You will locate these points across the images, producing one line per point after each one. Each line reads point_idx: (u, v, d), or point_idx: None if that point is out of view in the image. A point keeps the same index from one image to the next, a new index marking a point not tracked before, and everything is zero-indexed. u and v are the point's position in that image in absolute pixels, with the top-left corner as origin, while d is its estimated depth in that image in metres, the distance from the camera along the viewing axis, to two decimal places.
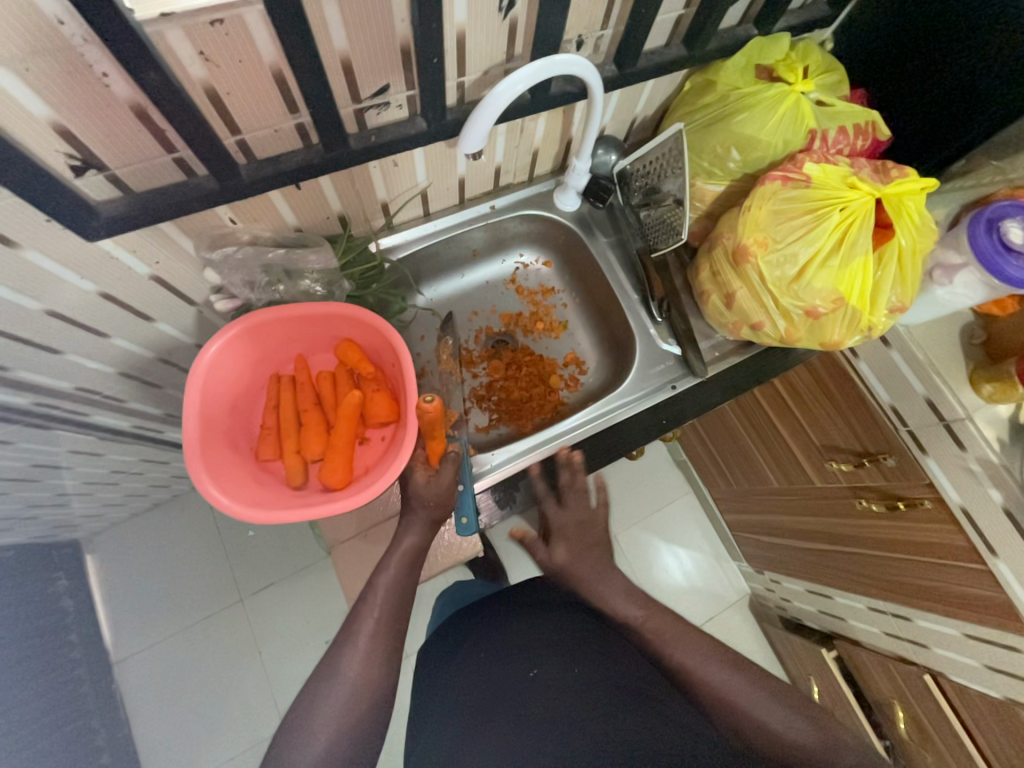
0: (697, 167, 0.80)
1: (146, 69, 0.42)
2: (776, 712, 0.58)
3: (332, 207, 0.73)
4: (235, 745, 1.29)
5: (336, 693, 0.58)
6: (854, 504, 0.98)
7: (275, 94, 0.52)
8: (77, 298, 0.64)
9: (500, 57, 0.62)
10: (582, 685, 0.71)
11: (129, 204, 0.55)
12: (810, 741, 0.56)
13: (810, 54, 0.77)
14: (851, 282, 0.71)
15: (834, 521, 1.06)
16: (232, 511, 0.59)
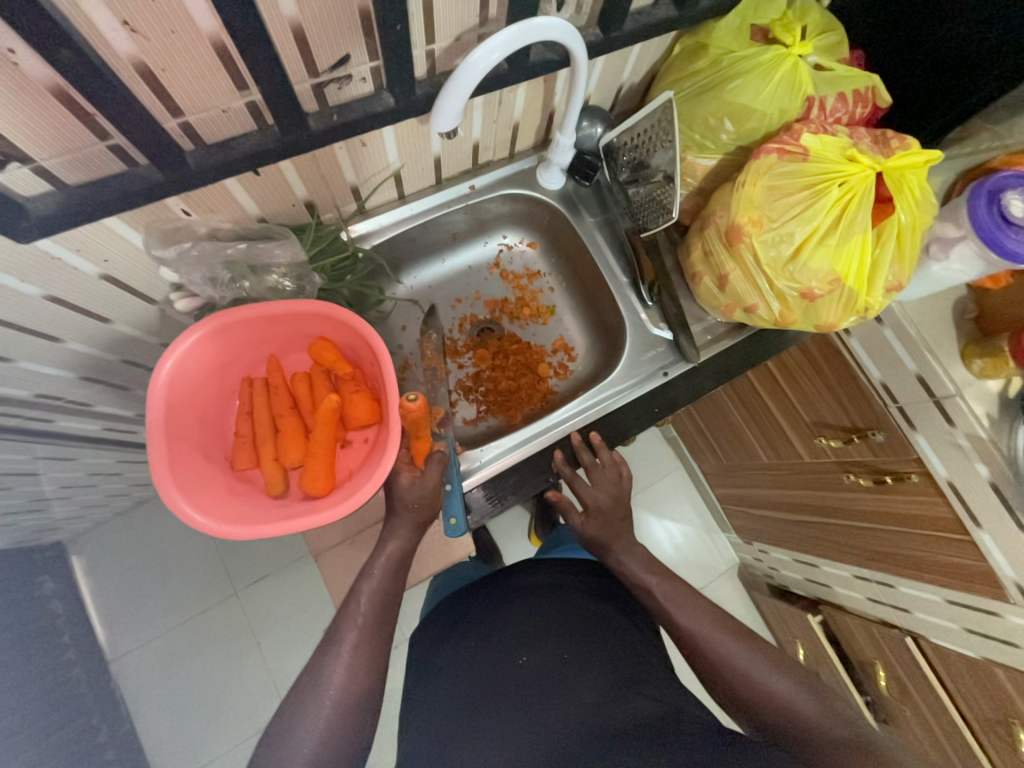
0: (688, 140, 0.76)
1: (59, 46, 0.36)
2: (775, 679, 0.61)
3: (296, 194, 0.67)
4: (240, 733, 1.31)
5: (321, 705, 0.57)
6: (842, 479, 0.98)
7: (218, 69, 0.46)
8: (20, 303, 0.59)
9: (474, 21, 0.56)
10: (573, 671, 0.68)
11: (63, 200, 0.49)
12: (809, 710, 0.59)
13: (809, 11, 0.71)
14: (848, 262, 0.68)
15: (822, 496, 1.06)
16: (209, 528, 0.56)
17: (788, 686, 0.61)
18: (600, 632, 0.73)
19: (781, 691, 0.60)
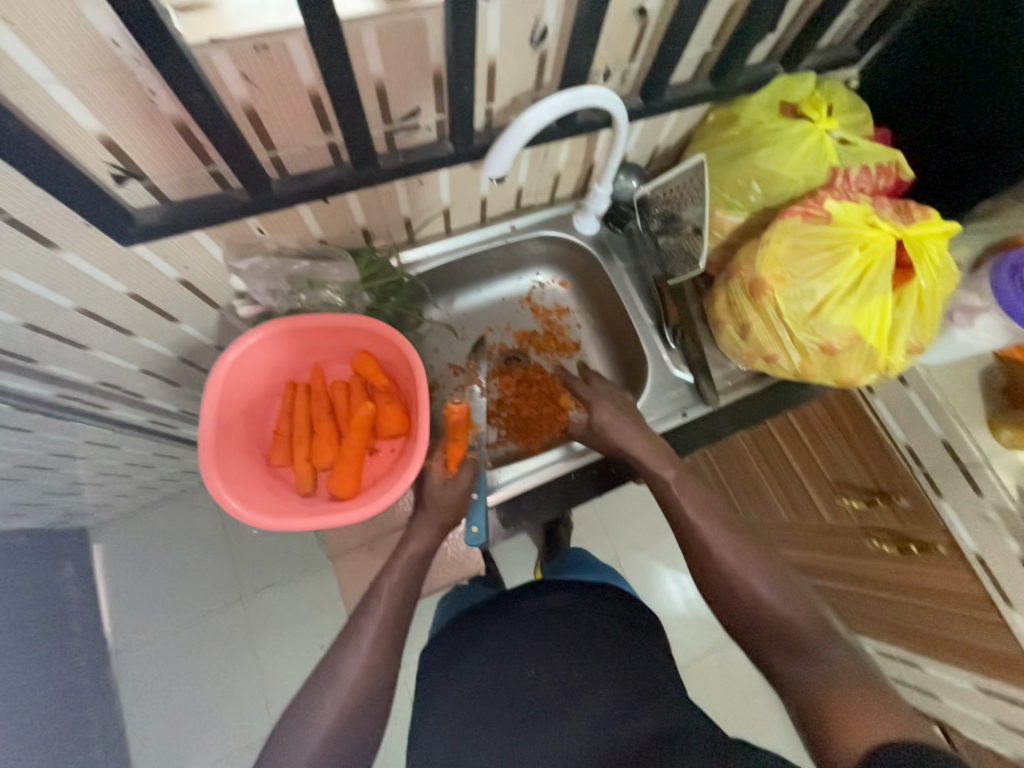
0: (718, 198, 0.81)
1: (191, 92, 0.44)
2: (767, 589, 0.64)
3: (356, 220, 0.74)
4: (226, 744, 1.30)
5: (332, 696, 0.58)
6: (865, 544, 0.93)
7: (311, 114, 0.55)
8: (108, 296, 0.67)
9: (529, 86, 0.64)
10: (582, 695, 0.67)
11: (164, 213, 0.57)
12: (800, 622, 0.62)
13: (836, 92, 0.78)
14: (869, 321, 0.70)
15: (841, 558, 1.02)
16: (242, 515, 0.60)
17: (798, 615, 0.62)
18: (616, 657, 0.71)
19: (784, 607, 0.63)
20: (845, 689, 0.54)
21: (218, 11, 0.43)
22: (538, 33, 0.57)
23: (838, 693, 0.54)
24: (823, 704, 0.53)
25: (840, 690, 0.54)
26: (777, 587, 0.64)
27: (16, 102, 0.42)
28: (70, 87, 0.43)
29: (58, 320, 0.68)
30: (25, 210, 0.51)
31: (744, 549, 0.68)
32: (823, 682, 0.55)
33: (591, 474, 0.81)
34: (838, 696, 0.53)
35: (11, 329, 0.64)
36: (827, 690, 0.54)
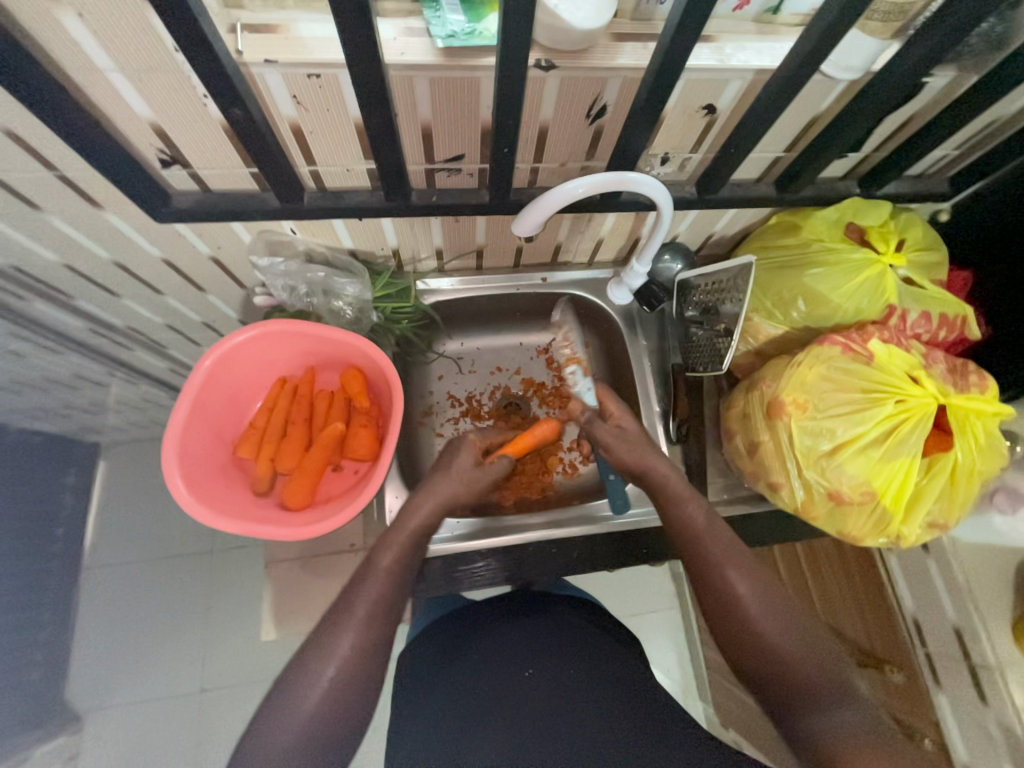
0: (758, 304, 0.76)
1: (233, 108, 0.46)
2: (786, 637, 0.59)
3: (388, 241, 0.75)
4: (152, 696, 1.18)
5: (320, 678, 0.54)
6: None
7: (354, 141, 0.56)
8: (143, 257, 0.71)
9: (580, 156, 0.63)
10: (583, 713, 0.66)
11: (201, 200, 0.60)
12: (813, 674, 0.57)
13: (912, 226, 0.72)
14: (888, 480, 0.63)
15: None
16: (185, 502, 0.59)
17: (809, 666, 0.58)
18: (612, 675, 0.71)
19: (800, 658, 0.58)
20: (857, 751, 0.51)
21: (282, 36, 0.45)
22: (595, 109, 0.56)
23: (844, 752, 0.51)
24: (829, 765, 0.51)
25: (851, 748, 0.51)
26: (786, 631, 0.60)
27: (80, 81, 0.45)
28: (130, 80, 0.45)
29: (95, 267, 0.71)
30: (77, 171, 0.55)
31: (757, 587, 0.63)
32: (825, 737, 0.53)
33: (550, 552, 0.79)
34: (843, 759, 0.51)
35: (51, 266, 0.68)
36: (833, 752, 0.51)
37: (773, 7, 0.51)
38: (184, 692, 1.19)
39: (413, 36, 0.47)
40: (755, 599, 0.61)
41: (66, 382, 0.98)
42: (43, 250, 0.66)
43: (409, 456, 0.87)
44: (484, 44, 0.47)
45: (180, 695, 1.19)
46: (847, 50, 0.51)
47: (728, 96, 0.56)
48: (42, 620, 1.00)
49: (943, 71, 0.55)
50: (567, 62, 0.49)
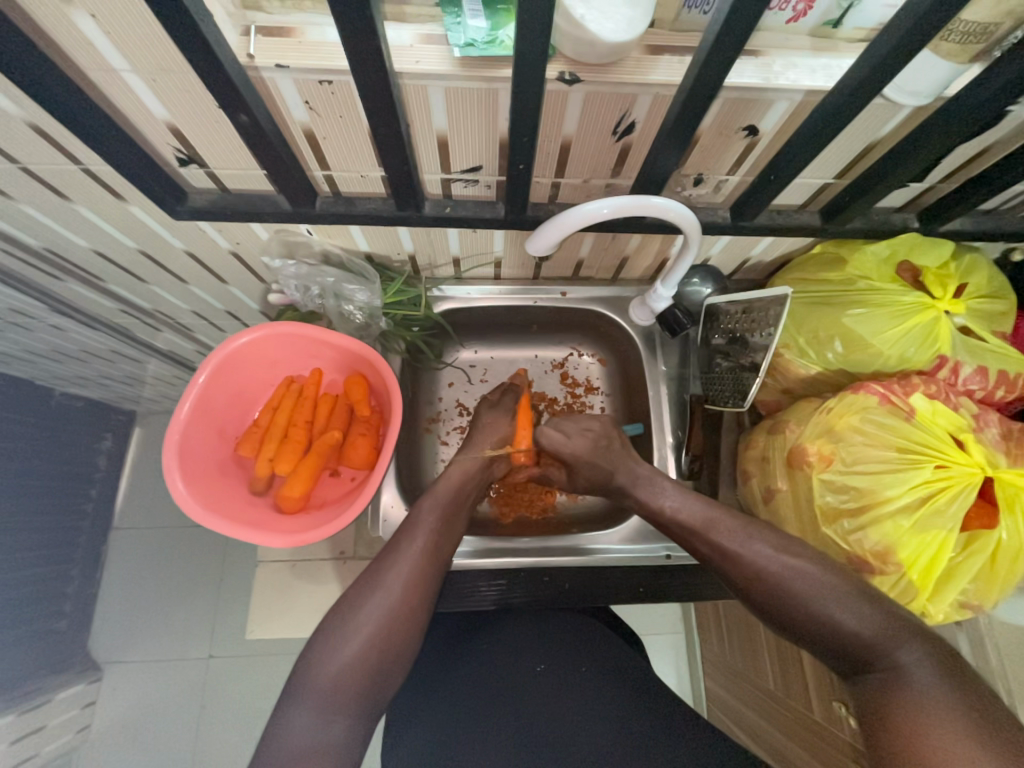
0: (790, 341, 0.70)
1: (239, 113, 0.45)
2: (828, 596, 0.53)
3: (403, 247, 0.74)
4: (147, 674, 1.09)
5: (376, 605, 0.57)
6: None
7: (367, 148, 0.54)
8: (166, 250, 0.72)
9: (604, 173, 0.59)
10: (589, 711, 0.69)
11: (217, 200, 0.60)
12: (865, 631, 0.50)
13: (976, 270, 0.65)
14: (918, 552, 0.57)
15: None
16: (182, 500, 0.61)
17: (871, 628, 0.50)
18: (615, 672, 0.73)
19: (846, 614, 0.51)
20: (938, 722, 0.43)
21: (295, 40, 0.44)
22: (622, 126, 0.52)
23: (920, 725, 0.44)
24: (902, 743, 0.44)
25: (931, 720, 0.44)
26: (842, 594, 0.52)
27: (97, 80, 0.45)
28: (145, 81, 0.45)
29: (122, 255, 0.71)
30: (101, 167, 0.55)
31: (791, 559, 0.56)
32: (898, 709, 0.46)
33: (542, 580, 0.77)
34: (917, 731, 0.44)
35: (81, 251, 0.68)
36: (907, 727, 0.44)
37: (833, 19, 0.44)
38: (192, 657, 1.09)
39: (432, 43, 0.45)
40: (787, 569, 0.55)
41: (102, 356, 0.93)
42: (73, 237, 0.65)
43: (411, 465, 0.86)
44: (503, 54, 0.44)
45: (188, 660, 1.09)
46: (916, 72, 0.45)
47: (773, 118, 0.51)
48: (70, 575, 1.04)
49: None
50: (593, 76, 0.45)
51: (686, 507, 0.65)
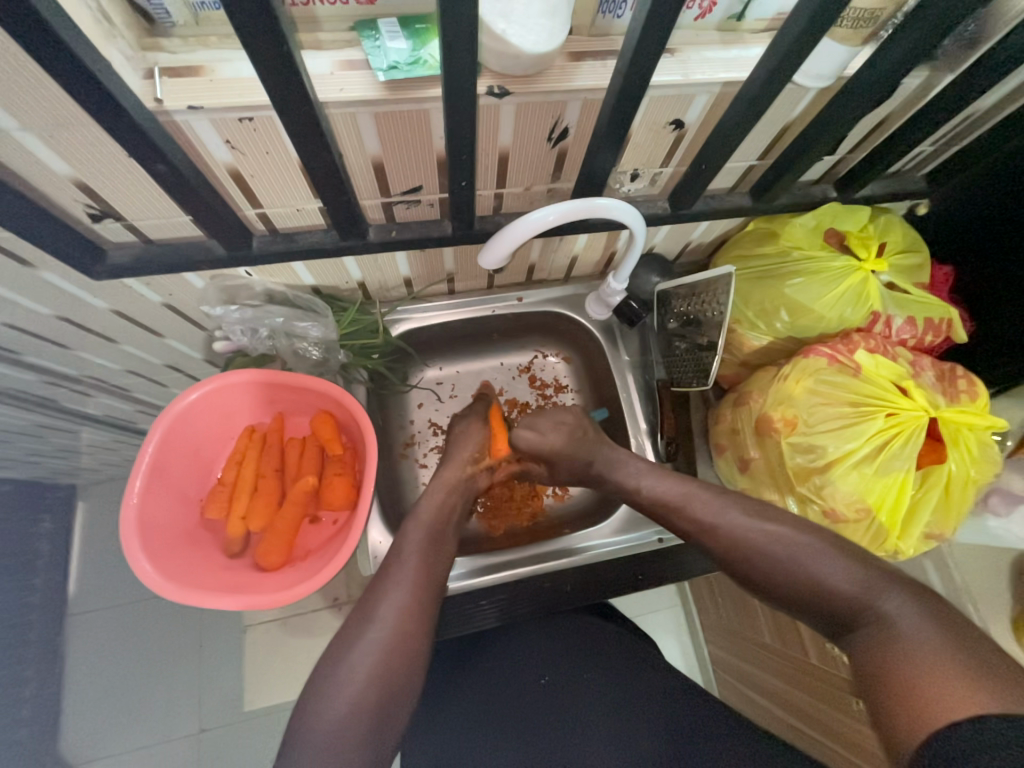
0: (740, 316, 0.74)
1: (155, 161, 0.42)
2: (810, 559, 0.56)
3: (351, 275, 0.71)
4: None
5: (372, 640, 0.54)
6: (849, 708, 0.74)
7: (300, 181, 0.52)
8: (89, 312, 0.66)
9: (545, 177, 0.60)
10: (592, 714, 0.67)
11: (141, 253, 0.56)
12: (845, 585, 0.53)
13: (891, 229, 0.71)
14: (883, 496, 0.62)
15: (828, 713, 0.79)
16: (150, 581, 0.56)
17: (852, 584, 0.52)
18: (618, 667, 0.72)
19: (824, 570, 0.54)
20: (928, 662, 0.44)
21: (206, 79, 0.41)
22: (557, 132, 0.53)
23: (911, 669, 0.45)
24: (898, 688, 0.45)
25: (921, 662, 0.45)
26: (823, 554, 0.55)
27: None
28: (40, 138, 0.41)
29: (38, 324, 0.64)
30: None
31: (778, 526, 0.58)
32: (891, 657, 0.47)
33: (544, 587, 0.77)
34: (910, 675, 0.45)
35: None
36: (901, 672, 0.45)
37: (736, 13, 0.47)
38: (180, 737, 1.01)
39: (353, 68, 0.43)
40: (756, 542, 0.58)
41: (28, 433, 0.83)
42: None
43: (393, 494, 0.83)
44: (429, 74, 0.43)
45: (176, 741, 1.01)
46: (819, 57, 0.48)
47: (696, 110, 0.53)
48: (25, 679, 0.92)
49: (918, 71, 0.53)
50: (522, 88, 0.45)
51: (670, 487, 0.67)
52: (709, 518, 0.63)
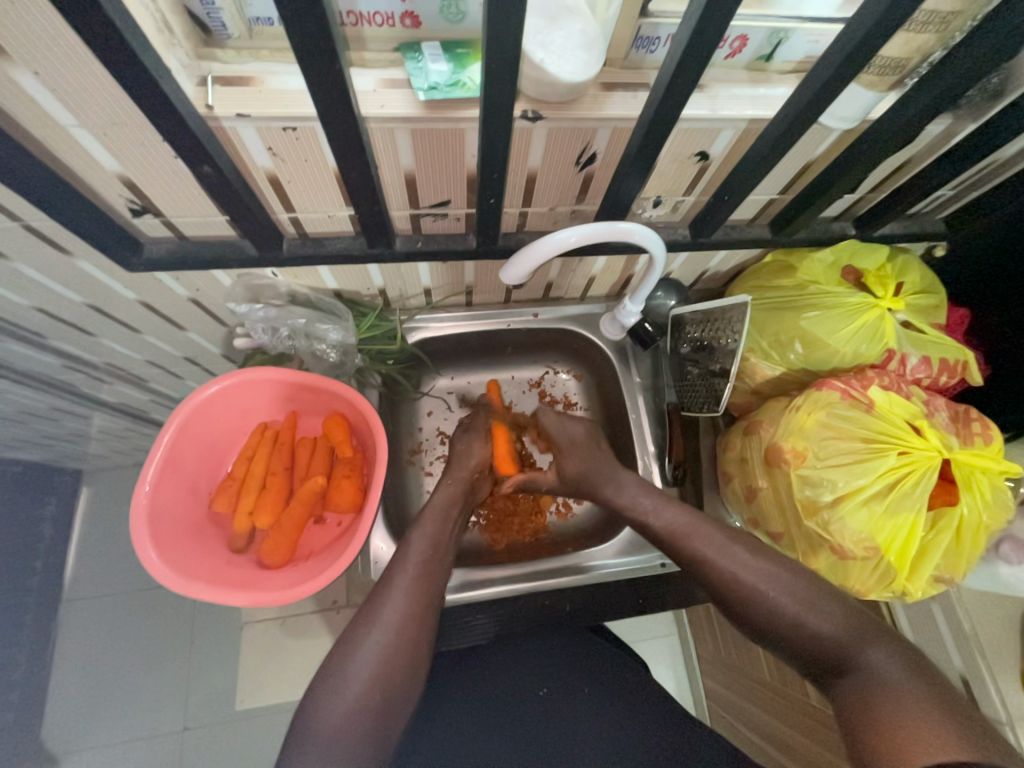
0: (755, 345, 0.75)
1: (201, 164, 0.44)
2: (800, 600, 0.57)
3: (373, 281, 0.73)
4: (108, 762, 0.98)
5: (372, 645, 0.54)
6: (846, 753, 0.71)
7: (334, 189, 0.54)
8: (118, 301, 0.68)
9: (570, 198, 0.61)
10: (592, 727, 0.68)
11: (176, 248, 0.58)
12: (831, 630, 0.54)
13: (910, 269, 0.72)
14: (892, 535, 0.61)
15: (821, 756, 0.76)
16: (156, 570, 0.57)
17: (838, 627, 0.54)
18: (615, 684, 0.73)
19: (811, 613, 0.56)
20: (904, 706, 0.46)
21: (256, 89, 0.43)
22: (585, 156, 0.54)
23: (891, 710, 0.46)
24: (875, 729, 0.46)
25: (899, 710, 0.46)
26: (813, 596, 0.57)
27: (41, 136, 0.43)
28: (95, 135, 0.43)
29: (68, 310, 0.66)
30: (45, 222, 0.52)
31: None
32: (869, 698, 0.48)
33: (542, 606, 0.77)
34: (887, 716, 0.46)
35: (20, 310, 0.63)
36: (878, 713, 0.47)
37: (766, 54, 0.49)
38: (164, 733, 1.00)
39: (394, 87, 0.45)
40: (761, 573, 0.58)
41: (45, 415, 0.85)
42: (12, 297, 0.60)
43: (398, 499, 0.83)
44: (467, 95, 0.45)
45: (160, 737, 1.00)
46: (845, 101, 0.50)
47: (721, 143, 0.55)
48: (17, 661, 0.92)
49: (941, 119, 0.54)
50: (555, 113, 0.47)
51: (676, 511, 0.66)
52: (714, 545, 0.62)
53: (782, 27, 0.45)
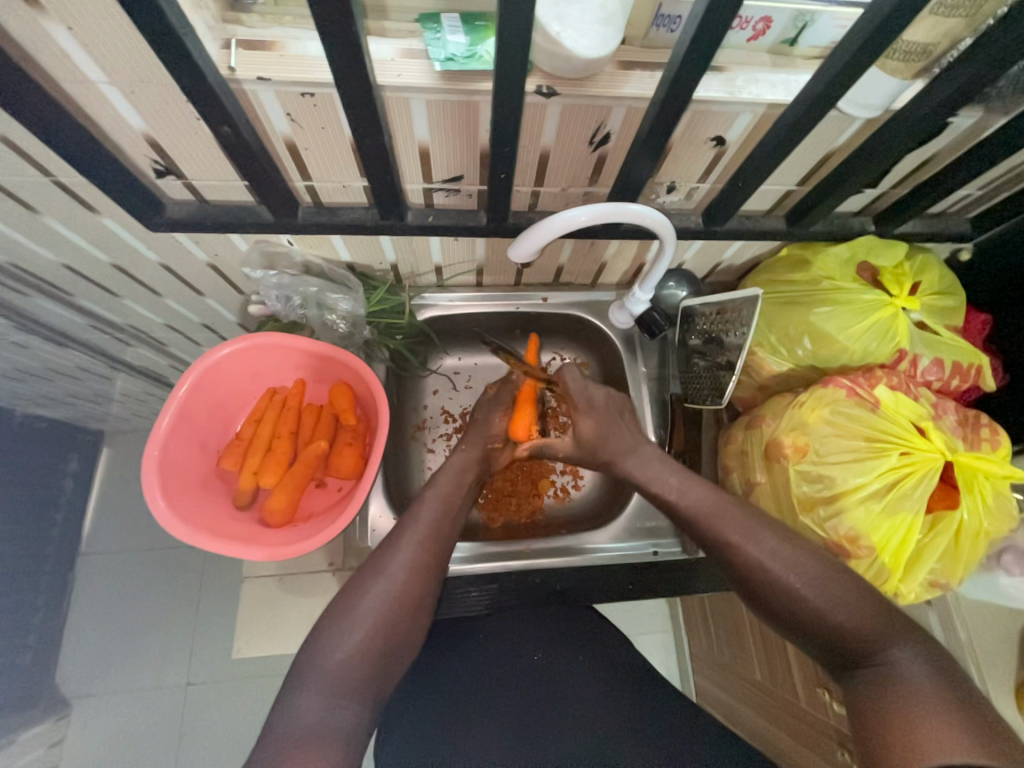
0: (763, 338, 0.74)
1: (220, 124, 0.45)
2: (824, 594, 0.53)
3: (386, 256, 0.74)
4: (115, 709, 1.03)
5: (379, 593, 0.57)
6: (838, 756, 0.70)
7: (350, 160, 0.55)
8: (141, 262, 0.70)
9: (583, 181, 0.62)
10: (580, 694, 0.68)
11: (195, 211, 0.60)
12: (853, 624, 0.51)
13: (928, 269, 0.70)
14: (888, 535, 0.61)
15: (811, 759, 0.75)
16: (163, 518, 0.60)
17: (863, 623, 0.51)
18: (600, 654, 0.73)
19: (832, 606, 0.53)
20: (925, 712, 0.44)
21: (277, 54, 0.44)
22: (599, 136, 0.54)
23: (911, 714, 0.44)
24: (891, 732, 0.44)
25: (919, 708, 0.44)
26: (839, 590, 0.53)
27: (69, 90, 0.44)
28: (122, 92, 0.45)
29: (93, 268, 0.68)
30: (73, 178, 0.54)
31: (778, 551, 0.57)
32: (889, 700, 0.46)
33: (533, 583, 0.78)
34: (903, 719, 0.44)
35: (49, 266, 0.65)
36: (894, 717, 0.45)
37: (790, 38, 0.48)
38: (168, 685, 1.05)
39: (412, 58, 0.46)
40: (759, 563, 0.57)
41: (69, 374, 0.88)
42: (40, 250, 0.62)
43: (399, 472, 0.85)
44: (483, 68, 0.45)
45: (164, 688, 1.05)
46: (865, 87, 0.49)
47: (738, 129, 0.54)
48: (36, 605, 0.97)
49: (970, 112, 0.52)
50: (570, 89, 0.47)
51: (679, 495, 0.66)
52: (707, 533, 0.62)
53: (808, 9, 0.44)
